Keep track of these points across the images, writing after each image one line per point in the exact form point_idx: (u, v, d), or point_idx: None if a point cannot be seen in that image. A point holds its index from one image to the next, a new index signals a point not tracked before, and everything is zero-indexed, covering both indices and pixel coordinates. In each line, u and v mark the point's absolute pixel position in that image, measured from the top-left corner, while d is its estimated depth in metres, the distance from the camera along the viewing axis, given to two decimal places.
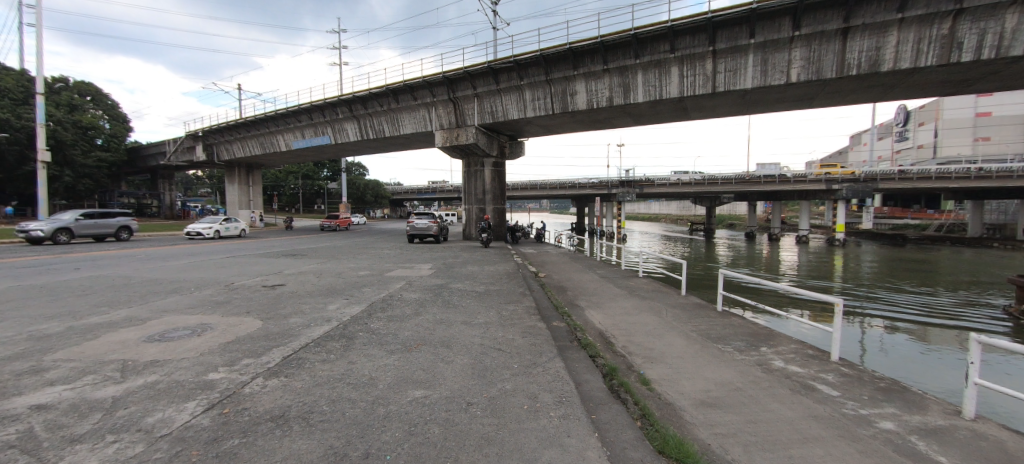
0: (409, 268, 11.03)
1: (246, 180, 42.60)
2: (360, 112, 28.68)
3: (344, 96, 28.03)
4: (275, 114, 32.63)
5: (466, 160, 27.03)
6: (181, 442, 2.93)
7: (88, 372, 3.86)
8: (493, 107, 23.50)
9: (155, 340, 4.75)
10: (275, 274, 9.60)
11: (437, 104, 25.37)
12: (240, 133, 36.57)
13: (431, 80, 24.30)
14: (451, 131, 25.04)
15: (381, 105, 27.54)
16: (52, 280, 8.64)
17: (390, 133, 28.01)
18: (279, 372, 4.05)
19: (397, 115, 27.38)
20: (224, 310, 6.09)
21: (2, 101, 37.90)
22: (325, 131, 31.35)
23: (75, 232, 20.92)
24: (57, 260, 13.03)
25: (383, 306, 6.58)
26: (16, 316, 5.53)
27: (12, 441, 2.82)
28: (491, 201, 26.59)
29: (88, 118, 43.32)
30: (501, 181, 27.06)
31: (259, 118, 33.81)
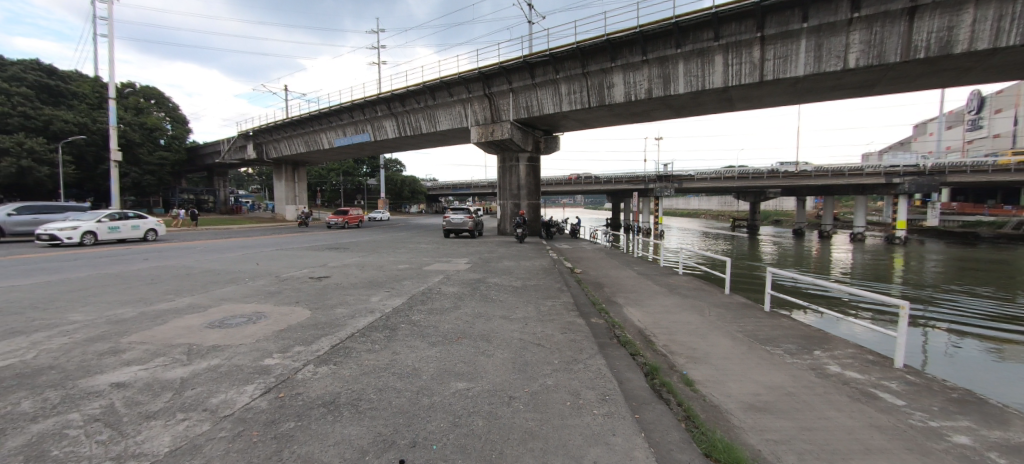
0: (447, 263, 11.20)
1: (292, 178, 45.01)
2: (398, 110, 29.43)
3: (383, 95, 28.84)
4: (319, 113, 34.03)
5: (500, 156, 27.25)
6: (243, 422, 3.10)
7: (159, 354, 4.18)
8: (528, 102, 23.49)
9: (215, 326, 5.06)
10: (321, 266, 10.02)
11: (472, 100, 25.59)
12: (287, 132, 38.52)
13: (466, 77, 24.53)
14: (486, 126, 25.22)
15: (418, 103, 28.11)
16: (132, 268, 9.48)
17: (427, 129, 28.58)
18: (329, 360, 4.21)
19: (434, 112, 27.89)
20: (277, 300, 6.43)
21: (80, 106, 41.90)
22: (365, 129, 32.46)
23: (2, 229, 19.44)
24: (135, 251, 14.31)
25: (423, 299, 6.74)
26: (97, 302, 6.07)
27: (96, 415, 3.10)
28: (526, 196, 26.64)
29: (153, 120, 47.19)
30: (536, 175, 27.06)
31: (304, 118, 35.44)
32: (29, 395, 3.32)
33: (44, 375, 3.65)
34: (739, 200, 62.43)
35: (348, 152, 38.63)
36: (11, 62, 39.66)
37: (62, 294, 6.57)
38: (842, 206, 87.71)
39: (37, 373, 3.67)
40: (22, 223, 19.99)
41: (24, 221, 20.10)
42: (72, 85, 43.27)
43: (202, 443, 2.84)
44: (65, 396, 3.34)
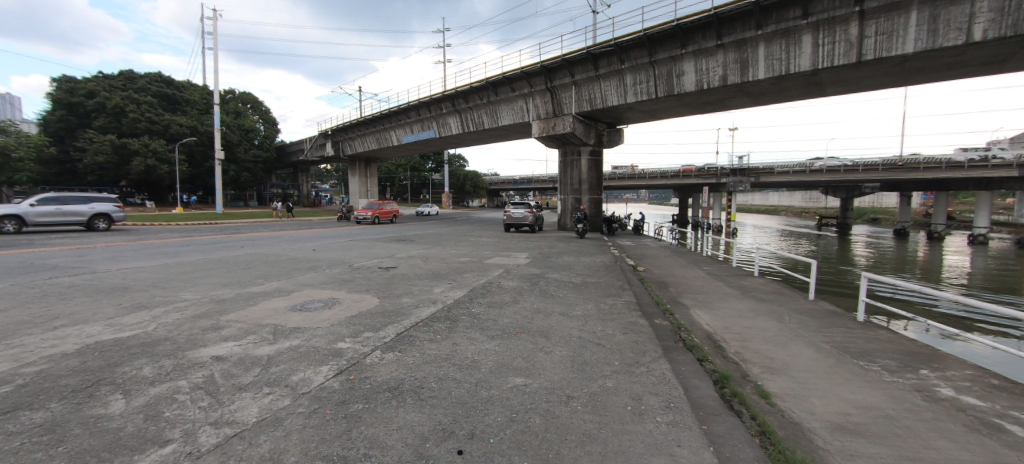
0: (507, 257, 11.29)
1: (365, 173, 47.81)
2: (462, 106, 30.33)
3: (448, 92, 29.90)
4: (389, 112, 36.16)
5: (561, 150, 27.04)
6: (318, 401, 3.32)
7: (250, 332, 4.65)
8: (591, 94, 23.07)
9: (298, 309, 5.53)
10: (389, 257, 10.58)
11: (534, 95, 25.66)
12: (361, 130, 41.39)
13: (529, 71, 24.63)
14: (548, 120, 25.18)
15: (481, 99, 28.78)
16: (235, 255, 10.78)
17: (489, 125, 29.18)
18: (394, 347, 4.40)
19: (496, 108, 28.38)
20: (349, 287, 6.88)
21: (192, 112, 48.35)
22: (430, 126, 33.91)
23: (26, 221, 17.78)
24: (238, 239, 16.27)
25: (484, 292, 6.84)
26: (204, 283, 6.93)
27: (199, 384, 3.51)
28: (587, 191, 26.22)
29: (249, 122, 53.38)
30: (599, 170, 26.51)
31: (375, 116, 37.89)
32: (149, 362, 3.85)
33: (163, 344, 4.23)
34: (827, 195, 56.36)
35: (414, 149, 40.61)
36: (141, 76, 46.86)
37: (179, 275, 7.63)
38: (962, 203, 75.48)
39: (156, 343, 4.24)
40: (45, 214, 18.27)
41: (47, 212, 18.34)
42: (186, 94, 50.08)
43: (282, 417, 3.08)
44: (176, 364, 3.82)
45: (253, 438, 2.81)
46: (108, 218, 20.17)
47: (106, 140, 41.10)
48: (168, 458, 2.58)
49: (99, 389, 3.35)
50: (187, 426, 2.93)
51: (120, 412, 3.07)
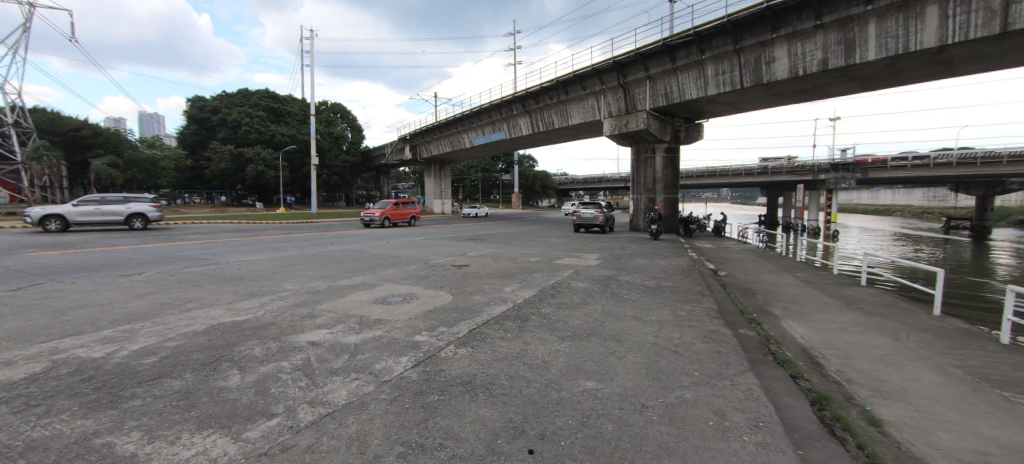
0: (578, 258, 11.13)
1: (439, 175, 50.63)
2: (532, 107, 30.69)
3: (518, 93, 30.41)
4: (462, 115, 37.73)
5: (635, 147, 26.24)
6: (398, 389, 3.53)
7: (340, 321, 5.08)
8: (667, 88, 22.07)
9: (380, 302, 5.96)
10: (462, 256, 10.95)
11: (606, 92, 25.14)
12: (436, 134, 43.70)
13: (600, 68, 24.20)
14: (620, 117, 24.60)
15: (551, 98, 28.87)
16: (329, 251, 11.90)
17: (559, 125, 29.16)
18: (467, 343, 4.54)
19: (566, 107, 28.28)
20: (425, 283, 7.25)
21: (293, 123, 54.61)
22: (501, 128, 34.73)
23: (68, 220, 18.81)
24: (333, 236, 17.99)
25: (553, 292, 6.81)
26: (304, 275, 7.74)
27: (299, 365, 3.90)
28: (662, 190, 25.13)
29: (338, 130, 58.88)
30: (675, 167, 25.22)
31: (449, 120, 39.78)
32: (259, 343, 4.36)
33: (270, 328, 4.78)
34: (959, 192, 48.16)
35: (486, 150, 41.89)
36: (254, 92, 53.71)
37: (282, 267, 8.64)
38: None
39: (265, 327, 4.81)
40: (86, 213, 19.25)
41: (88, 211, 19.34)
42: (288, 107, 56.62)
43: (367, 401, 3.31)
44: (281, 346, 4.30)
45: (342, 419, 3.05)
46: (143, 217, 21.03)
47: (227, 150, 47.98)
48: (273, 429, 2.89)
49: (222, 363, 3.90)
50: (288, 403, 3.26)
51: (236, 384, 3.53)
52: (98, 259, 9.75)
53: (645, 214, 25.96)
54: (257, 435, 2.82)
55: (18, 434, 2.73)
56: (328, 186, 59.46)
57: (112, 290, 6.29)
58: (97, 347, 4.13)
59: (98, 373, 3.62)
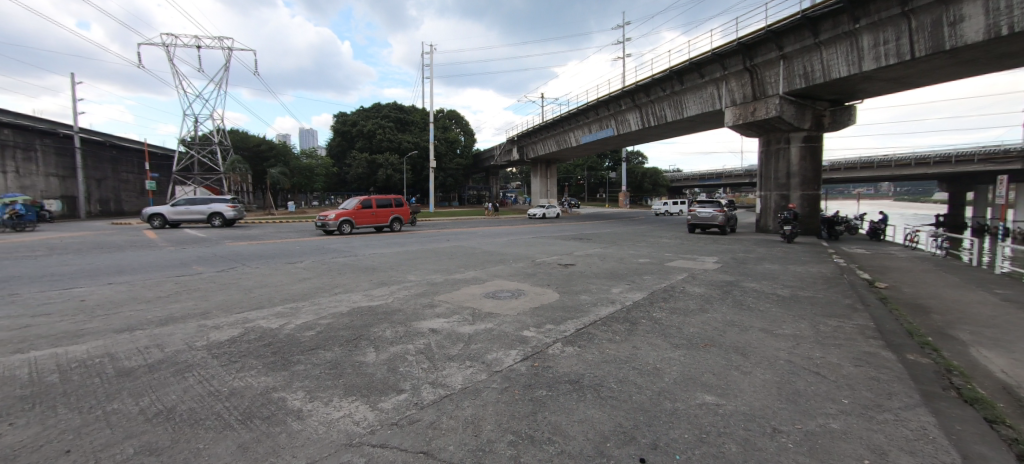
0: (692, 260, 10.34)
1: (546, 174, 51.63)
2: (642, 101, 29.46)
3: (628, 88, 29.44)
4: (569, 114, 37.96)
5: (764, 138, 23.42)
6: (508, 380, 3.68)
7: (456, 312, 5.53)
8: (807, 68, 19.09)
9: (491, 296, 6.32)
10: (568, 255, 11.03)
11: (728, 78, 22.80)
12: (543, 134, 44.72)
13: (721, 52, 22.05)
14: (746, 105, 22.10)
15: (664, 90, 27.27)
16: (452, 247, 13.06)
17: (673, 117, 27.44)
18: (574, 342, 4.55)
19: (681, 98, 26.43)
20: (533, 280, 7.48)
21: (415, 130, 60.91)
22: (609, 124, 33.99)
23: (166, 218, 23.73)
24: (447, 234, 19.53)
25: (665, 296, 6.44)
26: (427, 268, 8.62)
27: (421, 350, 4.32)
28: (798, 186, 21.92)
29: (452, 135, 63.91)
30: (817, 159, 21.76)
31: (556, 120, 40.37)
32: (389, 327, 4.96)
33: (397, 314, 5.42)
34: None
35: (592, 148, 41.38)
36: (384, 105, 60.67)
37: (406, 260, 9.74)
38: None
39: (394, 312, 5.48)
40: (179, 212, 24.08)
41: (181, 211, 24.17)
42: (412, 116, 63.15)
43: (480, 388, 3.53)
44: (407, 330, 4.85)
45: (459, 402, 3.29)
46: (221, 216, 25.28)
47: (364, 159, 55.78)
48: (401, 404, 3.26)
49: (360, 341, 4.52)
50: (413, 382, 3.65)
51: (372, 360, 4.07)
52: (274, 249, 12.22)
53: (776, 214, 22.99)
54: (389, 407, 3.22)
55: (223, 383, 3.54)
56: (444, 187, 65.06)
57: (283, 274, 7.82)
58: (273, 320, 5.14)
59: (274, 340, 4.51)
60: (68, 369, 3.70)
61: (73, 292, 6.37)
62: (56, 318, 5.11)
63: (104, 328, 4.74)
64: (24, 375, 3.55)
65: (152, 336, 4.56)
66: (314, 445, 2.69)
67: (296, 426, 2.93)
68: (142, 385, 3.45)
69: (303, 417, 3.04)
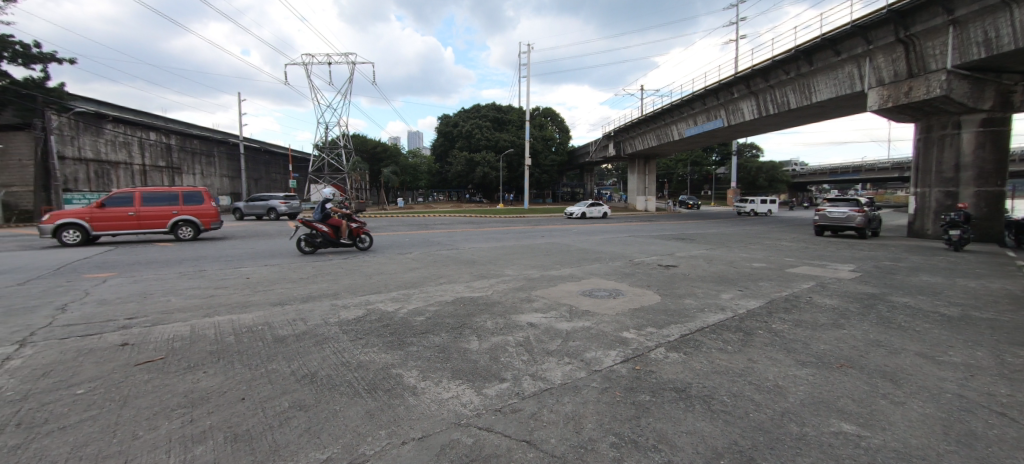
0: (821, 268, 9.02)
1: (644, 170, 49.48)
2: (759, 87, 26.45)
3: (742, 73, 26.68)
4: (671, 106, 35.68)
5: (923, 123, 19.47)
6: (609, 381, 3.65)
7: (553, 307, 5.64)
8: (988, 32, 15.25)
9: (588, 294, 6.31)
10: (669, 255, 10.45)
11: (873, 54, 19.31)
12: (642, 128, 42.81)
13: (862, 24, 18.78)
14: (898, 85, 18.47)
15: (787, 73, 24.13)
16: (553, 244, 13.25)
17: (799, 103, 24.13)
18: (679, 348, 4.35)
19: (810, 80, 23.14)
20: (631, 280, 7.26)
21: (512, 128, 62.77)
22: (718, 115, 31.16)
23: (239, 211, 30.24)
24: (541, 231, 19.67)
25: (788, 307, 5.75)
26: (527, 264, 8.90)
27: (521, 342, 4.50)
28: (970, 181, 17.81)
29: (548, 133, 64.76)
30: (1000, 146, 17.41)
31: (656, 113, 38.32)
32: (489, 318, 5.24)
33: (497, 305, 5.72)
34: None
35: (697, 141, 38.39)
36: (484, 106, 63.76)
37: (503, 255, 10.17)
38: None
39: (494, 304, 5.79)
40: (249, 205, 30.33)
41: (251, 204, 30.35)
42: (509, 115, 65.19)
43: (580, 386, 3.56)
44: (507, 322, 5.08)
45: (560, 398, 3.36)
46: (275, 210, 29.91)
47: (463, 158, 59.47)
48: (504, 392, 3.44)
49: (464, 329, 4.86)
50: (514, 372, 3.83)
51: (475, 348, 4.36)
52: (388, 242, 13.64)
53: (938, 215, 18.91)
54: (493, 394, 3.41)
55: (353, 356, 4.09)
56: (539, 184, 66.56)
57: (396, 264, 8.73)
58: (389, 303, 5.80)
59: (392, 322, 5.08)
60: (241, 333, 4.62)
61: (242, 271, 7.93)
62: (231, 290, 6.38)
63: (264, 302, 5.80)
64: (213, 334, 4.55)
65: (298, 310, 5.47)
66: (428, 420, 2.98)
67: (412, 401, 3.28)
68: (291, 351, 4.17)
69: (418, 394, 3.39)
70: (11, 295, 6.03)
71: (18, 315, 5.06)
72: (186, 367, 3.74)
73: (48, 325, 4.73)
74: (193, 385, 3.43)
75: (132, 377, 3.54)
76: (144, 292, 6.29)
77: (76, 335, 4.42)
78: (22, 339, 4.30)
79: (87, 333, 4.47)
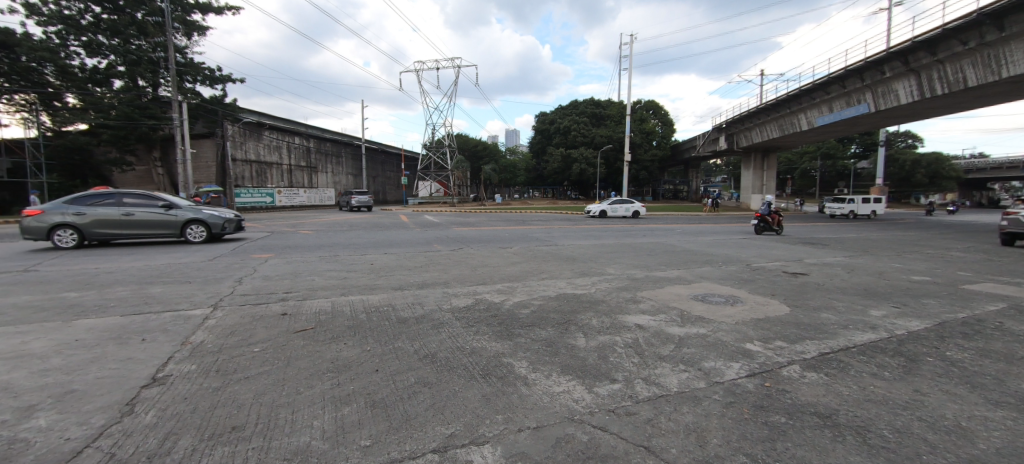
0: (1020, 287, 7.12)
1: (761, 166, 44.74)
2: (921, 63, 21.91)
3: (896, 48, 22.35)
4: (799, 92, 31.32)
5: None
6: (733, 395, 3.32)
7: (661, 310, 5.37)
8: None
9: (701, 299, 5.86)
10: (795, 262, 9.23)
11: None
12: (761, 118, 38.41)
13: None
14: None
15: (964, 44, 19.58)
16: (661, 243, 12.62)
17: (983, 80, 19.36)
18: (819, 367, 3.81)
19: (1000, 50, 18.44)
20: (751, 287, 6.58)
21: (611, 123, 61.21)
22: (862, 99, 26.45)
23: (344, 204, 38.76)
24: (644, 229, 18.93)
25: (967, 332, 4.67)
26: (631, 262, 8.62)
27: (630, 344, 4.35)
28: None
29: (649, 126, 62.01)
30: None
31: (780, 101, 34.00)
32: (594, 315, 5.17)
33: (601, 304, 5.60)
34: None
35: (831, 130, 33.12)
36: (582, 102, 63.69)
37: (604, 252, 9.98)
38: None
39: (598, 302, 5.70)
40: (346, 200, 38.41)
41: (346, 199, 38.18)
42: (608, 110, 63.78)
43: (700, 396, 3.30)
44: (613, 322, 4.96)
45: (678, 406, 3.15)
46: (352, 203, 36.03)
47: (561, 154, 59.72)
48: (616, 392, 3.35)
49: (570, 325, 4.84)
50: (625, 374, 3.70)
51: (582, 345, 4.31)
52: (493, 236, 14.20)
53: None
54: (605, 392, 3.34)
55: (468, 341, 4.35)
56: (636, 180, 64.14)
57: (499, 257, 9.09)
58: (496, 294, 6.05)
59: (501, 312, 5.30)
60: (371, 312, 5.21)
61: (367, 257, 8.98)
62: (360, 274, 7.25)
63: (387, 285, 6.47)
64: (348, 310, 5.21)
65: (415, 295, 5.99)
66: (542, 412, 3.02)
67: (524, 390, 3.35)
68: (413, 332, 4.57)
69: (529, 384, 3.45)
70: (207, 268, 7.62)
71: (212, 284, 6.39)
72: (331, 337, 4.33)
73: (231, 293, 5.89)
74: (337, 354, 3.94)
75: (293, 341, 4.23)
76: (294, 270, 7.47)
77: (250, 303, 5.44)
78: (214, 303, 5.45)
79: (257, 301, 5.47)
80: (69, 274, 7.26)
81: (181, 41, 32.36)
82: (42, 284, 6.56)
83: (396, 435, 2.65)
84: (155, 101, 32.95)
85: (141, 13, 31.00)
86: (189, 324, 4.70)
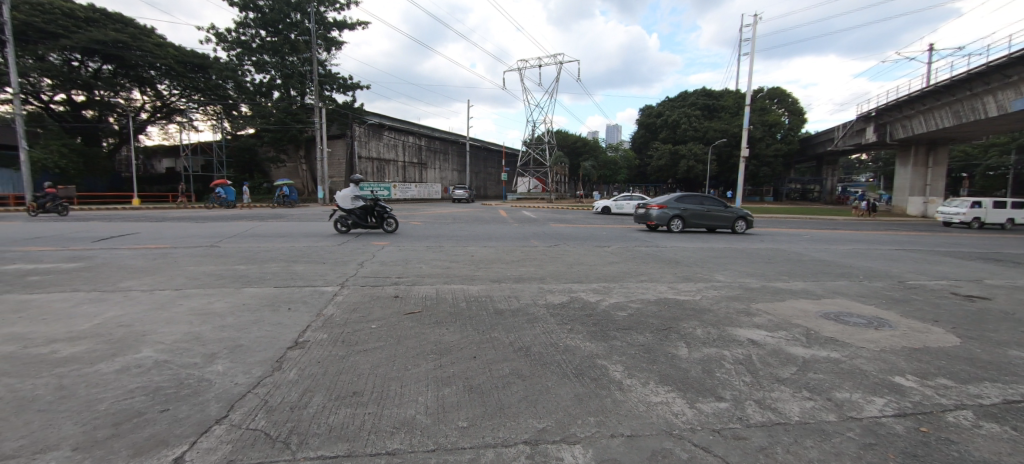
0: None
1: (926, 162, 36.84)
2: None
3: None
4: (982, 70, 25.00)
5: None
6: (874, 436, 2.79)
7: (781, 326, 4.76)
8: None
9: (833, 319, 5.02)
10: (977, 283, 7.37)
11: None
12: (929, 103, 31.60)
13: None
14: None
15: None
16: (790, 251, 11.16)
17: None
18: (1002, 419, 2.99)
19: None
20: (905, 310, 5.44)
21: (727, 115, 55.89)
22: None
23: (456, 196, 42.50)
24: (770, 234, 16.86)
25: None
26: (745, 270, 7.80)
27: (741, 360, 3.94)
28: None
29: (773, 118, 55.08)
30: None
31: (955, 82, 27.51)
32: (699, 325, 4.79)
33: (708, 314, 5.15)
34: None
35: None
36: (693, 94, 59.78)
37: (714, 257, 9.19)
38: None
39: (705, 311, 5.25)
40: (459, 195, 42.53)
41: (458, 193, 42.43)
42: (723, 101, 58.37)
43: (828, 431, 2.83)
44: (723, 334, 4.54)
45: (799, 438, 2.74)
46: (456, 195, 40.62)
47: (667, 150, 56.54)
48: (723, 411, 3.06)
49: (671, 333, 4.54)
50: (734, 392, 3.35)
51: (685, 355, 4.02)
52: (601, 234, 13.94)
53: None
54: (709, 410, 3.07)
55: (562, 338, 4.35)
56: (754, 178, 57.54)
57: (596, 256, 8.96)
58: (592, 294, 5.96)
59: (596, 312, 5.20)
60: (470, 301, 5.51)
61: (469, 249, 9.53)
62: (460, 264, 7.72)
63: (486, 277, 6.78)
64: (450, 298, 5.59)
65: (512, 289, 6.17)
66: (637, 420, 2.88)
67: (619, 395, 3.25)
68: (510, 324, 4.72)
69: (624, 390, 3.33)
70: (337, 251, 8.84)
71: (339, 265, 7.38)
72: (434, 322, 4.69)
73: (354, 275, 6.72)
74: (440, 338, 4.24)
75: (403, 322, 4.67)
76: (406, 258, 8.25)
77: (369, 284, 6.16)
78: (342, 282, 6.27)
79: (375, 284, 6.17)
80: (240, 251, 9.04)
81: (323, 55, 37.73)
82: (223, 257, 8.26)
83: (492, 420, 2.77)
84: (302, 107, 38.09)
85: (295, 34, 36.83)
86: (322, 298, 5.50)
